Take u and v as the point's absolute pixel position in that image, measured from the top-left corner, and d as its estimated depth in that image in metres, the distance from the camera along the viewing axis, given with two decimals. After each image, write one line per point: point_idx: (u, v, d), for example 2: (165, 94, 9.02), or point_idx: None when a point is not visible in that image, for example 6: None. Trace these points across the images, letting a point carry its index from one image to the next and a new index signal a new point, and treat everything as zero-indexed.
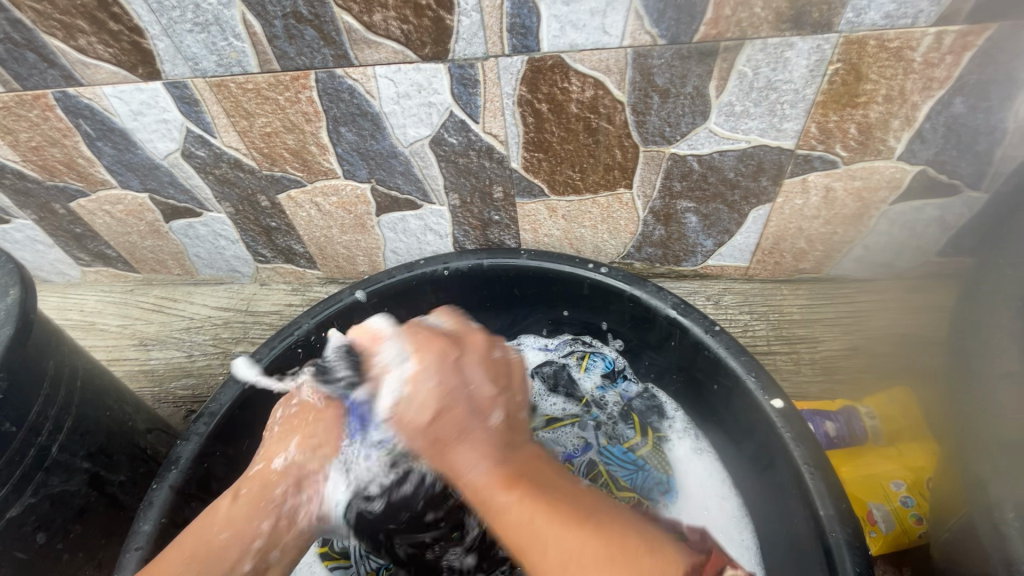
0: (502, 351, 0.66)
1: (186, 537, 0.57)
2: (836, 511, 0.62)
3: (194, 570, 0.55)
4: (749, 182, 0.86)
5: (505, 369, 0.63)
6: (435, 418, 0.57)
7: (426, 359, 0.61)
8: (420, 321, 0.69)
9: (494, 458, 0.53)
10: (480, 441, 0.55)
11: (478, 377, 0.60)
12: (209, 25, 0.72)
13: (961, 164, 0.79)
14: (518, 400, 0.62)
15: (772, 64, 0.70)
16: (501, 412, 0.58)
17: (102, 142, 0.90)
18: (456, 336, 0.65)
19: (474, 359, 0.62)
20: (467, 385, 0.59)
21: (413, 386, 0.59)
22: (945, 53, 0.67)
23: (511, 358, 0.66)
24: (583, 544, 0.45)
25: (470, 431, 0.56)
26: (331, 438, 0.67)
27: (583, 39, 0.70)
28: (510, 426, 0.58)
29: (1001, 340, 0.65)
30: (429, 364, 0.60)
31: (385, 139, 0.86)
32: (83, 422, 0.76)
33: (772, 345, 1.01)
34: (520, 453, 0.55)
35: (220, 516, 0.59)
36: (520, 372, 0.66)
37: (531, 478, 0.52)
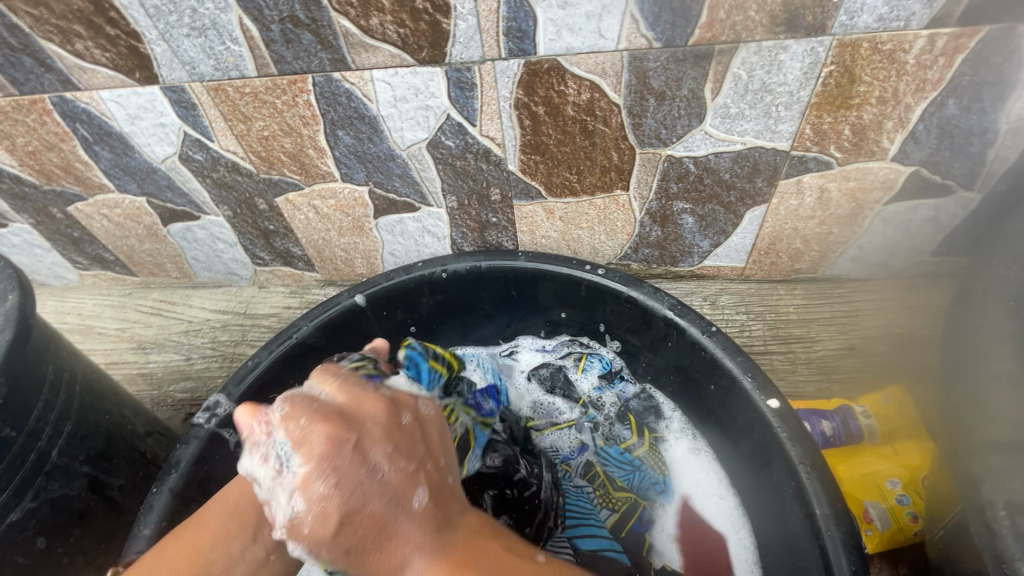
0: (410, 416, 0.52)
1: (217, 501, 0.60)
2: (832, 510, 0.62)
3: (235, 527, 0.58)
4: (744, 183, 0.87)
5: (419, 434, 0.52)
6: (342, 528, 0.45)
7: (314, 452, 0.46)
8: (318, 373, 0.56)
9: (429, 542, 0.46)
10: (408, 540, 0.45)
11: (383, 458, 0.47)
12: (206, 30, 0.72)
13: (954, 165, 0.80)
14: (439, 463, 0.51)
15: (767, 67, 0.71)
16: (426, 491, 0.48)
17: (100, 146, 0.90)
18: (349, 413, 0.50)
19: (375, 434, 0.49)
20: (370, 471, 0.47)
21: (303, 494, 0.45)
22: (937, 55, 0.68)
23: (424, 414, 0.54)
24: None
25: (397, 539, 0.45)
26: None
27: (579, 42, 0.70)
28: (439, 505, 0.48)
29: (996, 340, 0.65)
30: (319, 462, 0.46)
31: (382, 142, 0.86)
32: (82, 426, 0.76)
33: (768, 344, 1.01)
34: (454, 536, 0.47)
35: (259, 472, 0.61)
36: (439, 429, 0.54)
37: (475, 565, 0.45)
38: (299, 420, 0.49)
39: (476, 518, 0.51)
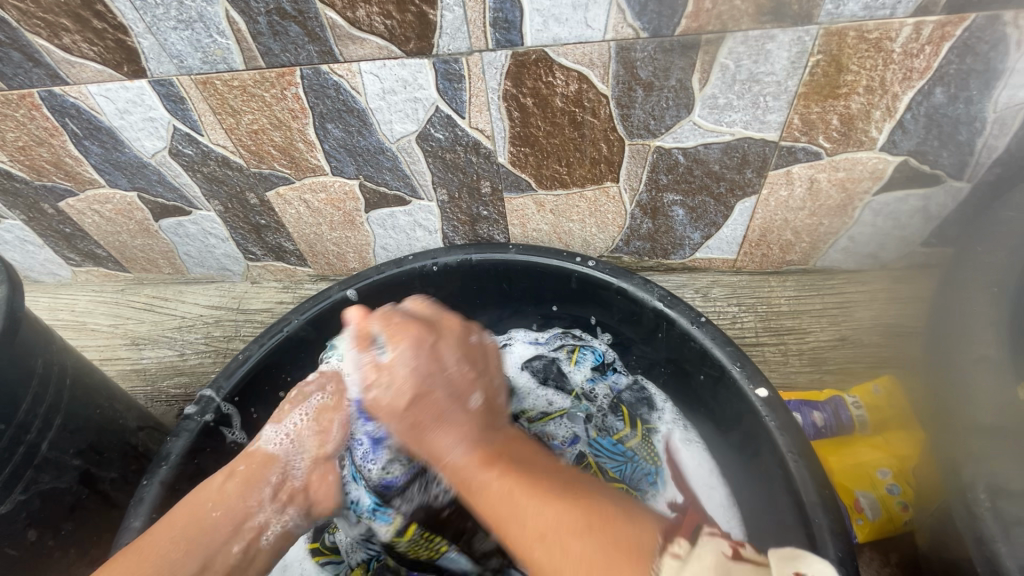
0: (478, 337, 0.68)
1: (175, 512, 0.61)
2: (819, 498, 0.62)
3: (187, 554, 0.58)
4: (734, 175, 0.87)
5: (482, 354, 0.67)
6: (412, 403, 0.59)
7: (404, 342, 0.62)
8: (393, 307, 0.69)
9: (473, 433, 0.58)
10: (457, 422, 0.58)
11: (453, 356, 0.63)
12: (193, 23, 0.72)
13: (942, 155, 0.80)
14: (493, 367, 0.67)
15: (753, 57, 0.71)
16: (481, 396, 0.62)
17: (89, 141, 0.90)
18: (434, 321, 0.67)
19: (448, 341, 0.65)
20: (443, 362, 0.62)
21: (391, 370, 0.61)
22: (923, 44, 0.68)
23: (487, 342, 0.69)
24: (554, 518, 0.48)
25: (450, 416, 0.58)
26: (230, 494, 0.65)
27: (566, 33, 0.70)
28: (487, 407, 0.61)
29: (980, 328, 0.67)
30: (409, 350, 0.62)
31: (371, 135, 0.86)
32: (72, 419, 0.76)
33: (760, 336, 1.02)
34: (494, 433, 0.59)
35: (211, 489, 0.64)
36: (495, 355, 0.70)
37: (505, 458, 0.56)
38: (391, 325, 0.65)
39: (512, 433, 0.61)
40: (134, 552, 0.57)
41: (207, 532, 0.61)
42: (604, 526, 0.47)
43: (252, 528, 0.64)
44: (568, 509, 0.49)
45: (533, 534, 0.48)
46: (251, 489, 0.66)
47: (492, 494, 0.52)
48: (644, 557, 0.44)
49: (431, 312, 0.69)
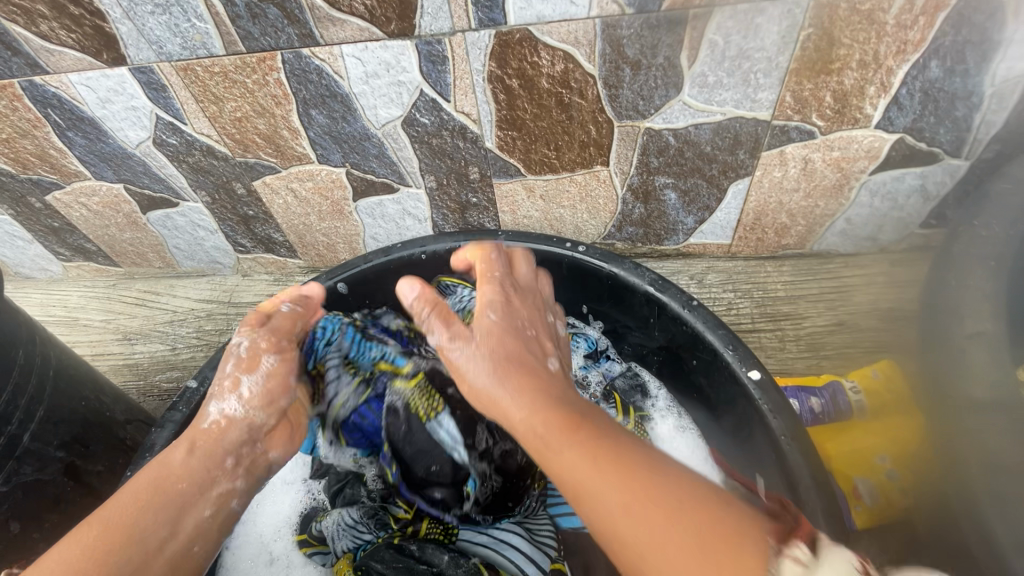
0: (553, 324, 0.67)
1: (134, 482, 0.54)
2: (814, 482, 0.61)
3: (157, 519, 0.52)
4: (727, 156, 0.85)
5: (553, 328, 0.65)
6: (497, 341, 0.56)
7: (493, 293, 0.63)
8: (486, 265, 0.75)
9: (549, 397, 0.51)
10: (532, 389, 0.52)
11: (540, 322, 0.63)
12: (170, 7, 0.71)
13: (940, 131, 0.78)
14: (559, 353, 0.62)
15: (743, 32, 0.69)
16: (559, 363, 0.59)
17: (73, 132, 0.89)
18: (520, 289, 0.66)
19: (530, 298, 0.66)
20: (524, 323, 0.61)
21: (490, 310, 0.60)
22: (917, 15, 0.66)
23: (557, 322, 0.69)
24: (649, 507, 0.41)
25: (531, 376, 0.53)
26: (196, 469, 0.56)
27: (550, 10, 0.69)
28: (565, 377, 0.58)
29: (972, 301, 0.66)
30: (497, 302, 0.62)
31: (356, 121, 0.85)
32: (56, 411, 0.75)
33: (756, 322, 1.00)
34: (564, 408, 0.49)
35: (172, 469, 0.55)
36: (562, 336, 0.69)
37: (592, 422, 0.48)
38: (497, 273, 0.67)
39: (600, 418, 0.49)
40: (97, 528, 0.49)
41: (181, 498, 0.54)
42: (708, 525, 0.39)
43: (218, 496, 0.57)
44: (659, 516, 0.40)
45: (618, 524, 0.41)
46: (213, 457, 0.58)
47: (569, 464, 0.45)
48: (751, 543, 0.38)
49: (523, 280, 0.68)
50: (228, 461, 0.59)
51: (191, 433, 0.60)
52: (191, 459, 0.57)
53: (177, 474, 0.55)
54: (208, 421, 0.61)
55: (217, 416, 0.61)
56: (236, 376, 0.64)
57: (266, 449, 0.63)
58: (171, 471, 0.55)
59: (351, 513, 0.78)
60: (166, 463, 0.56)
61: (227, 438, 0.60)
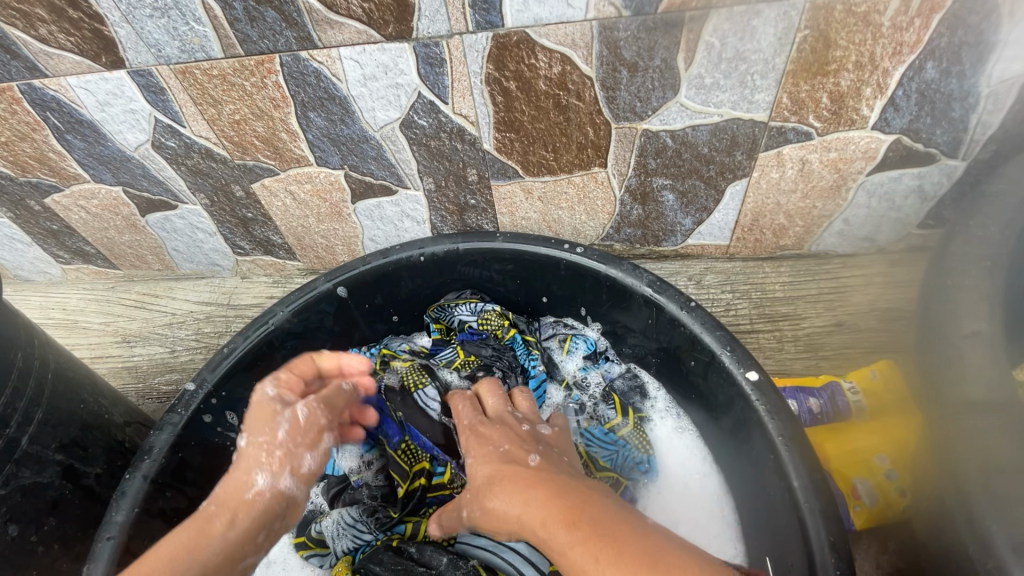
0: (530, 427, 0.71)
1: (168, 542, 0.56)
2: (811, 482, 0.61)
3: None
4: (724, 157, 0.85)
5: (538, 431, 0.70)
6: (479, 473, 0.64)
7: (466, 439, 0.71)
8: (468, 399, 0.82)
9: (539, 497, 0.56)
10: (519, 493, 0.58)
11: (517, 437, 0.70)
12: (168, 10, 0.71)
13: (937, 131, 0.78)
14: (544, 448, 0.67)
15: (739, 34, 0.69)
16: (540, 456, 0.64)
17: (72, 135, 0.90)
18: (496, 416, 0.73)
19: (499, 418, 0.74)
20: (498, 447, 0.66)
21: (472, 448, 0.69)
22: (913, 17, 0.66)
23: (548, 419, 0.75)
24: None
25: (519, 482, 0.59)
26: (232, 544, 0.58)
27: (547, 12, 0.69)
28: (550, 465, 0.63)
29: (968, 300, 0.66)
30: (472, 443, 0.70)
31: (354, 123, 0.85)
32: (55, 413, 0.76)
33: (755, 323, 1.00)
34: (555, 508, 0.55)
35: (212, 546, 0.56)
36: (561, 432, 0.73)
37: (586, 513, 0.53)
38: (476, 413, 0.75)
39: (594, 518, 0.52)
40: None
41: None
42: None
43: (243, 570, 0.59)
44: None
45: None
46: (250, 535, 0.59)
47: (574, 559, 0.50)
48: None
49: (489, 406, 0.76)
50: (260, 536, 0.61)
51: (234, 501, 0.60)
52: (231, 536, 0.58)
53: (216, 551, 0.56)
54: (253, 493, 0.61)
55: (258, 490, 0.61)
56: (290, 452, 0.64)
57: (287, 525, 0.65)
58: (211, 548, 0.56)
59: (351, 512, 0.79)
60: (206, 536, 0.57)
61: (268, 517, 0.61)
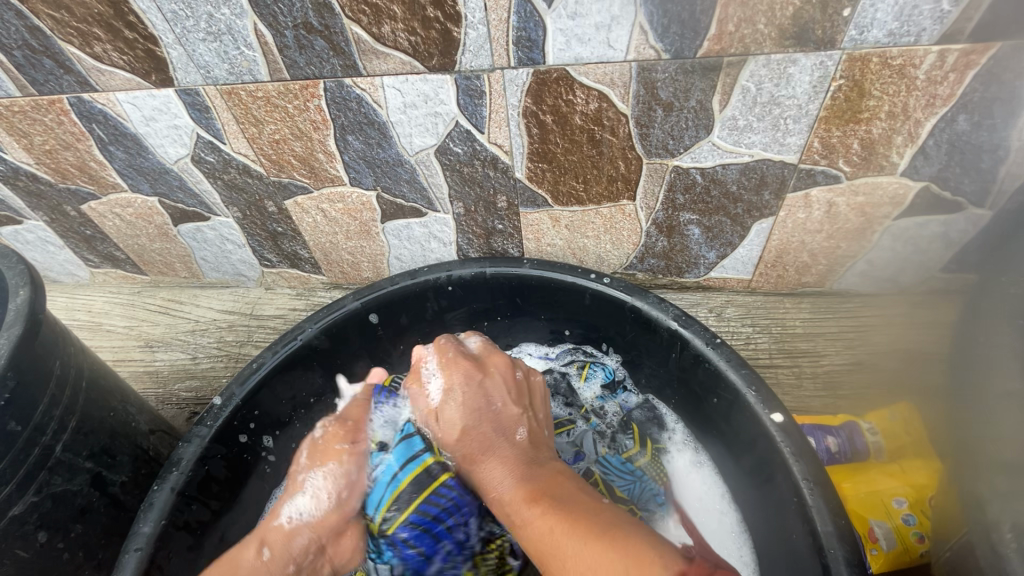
0: (524, 372, 0.73)
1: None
2: (835, 528, 0.62)
3: None
4: (751, 196, 0.87)
5: (527, 389, 0.71)
6: (457, 418, 0.67)
7: (453, 379, 0.69)
8: (450, 344, 0.75)
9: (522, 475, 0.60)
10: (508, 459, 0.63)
11: (500, 441, 0.64)
12: (221, 35, 0.74)
13: (965, 181, 0.80)
14: (534, 412, 0.69)
15: (775, 80, 0.71)
16: (527, 430, 0.66)
17: (114, 146, 0.92)
18: (481, 360, 0.72)
19: (470, 392, 0.68)
20: (491, 407, 0.67)
21: (443, 396, 0.69)
22: (948, 71, 0.68)
23: (519, 379, 0.71)
24: (598, 547, 0.49)
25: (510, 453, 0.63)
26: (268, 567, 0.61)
27: (588, 53, 0.71)
28: (534, 436, 0.66)
29: (1003, 359, 0.65)
30: (456, 389, 0.69)
31: (391, 148, 0.87)
32: (87, 421, 0.77)
33: (774, 358, 1.00)
34: (547, 483, 0.59)
35: (244, 569, 0.60)
36: (543, 392, 0.74)
37: (554, 493, 0.58)
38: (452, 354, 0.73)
39: (562, 465, 0.64)
40: None
41: None
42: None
43: None
44: (608, 551, 0.49)
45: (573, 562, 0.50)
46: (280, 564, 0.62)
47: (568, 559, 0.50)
48: None
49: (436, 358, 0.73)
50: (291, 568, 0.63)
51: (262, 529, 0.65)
52: (263, 560, 0.62)
53: (248, 572, 0.60)
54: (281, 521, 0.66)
55: (293, 518, 0.66)
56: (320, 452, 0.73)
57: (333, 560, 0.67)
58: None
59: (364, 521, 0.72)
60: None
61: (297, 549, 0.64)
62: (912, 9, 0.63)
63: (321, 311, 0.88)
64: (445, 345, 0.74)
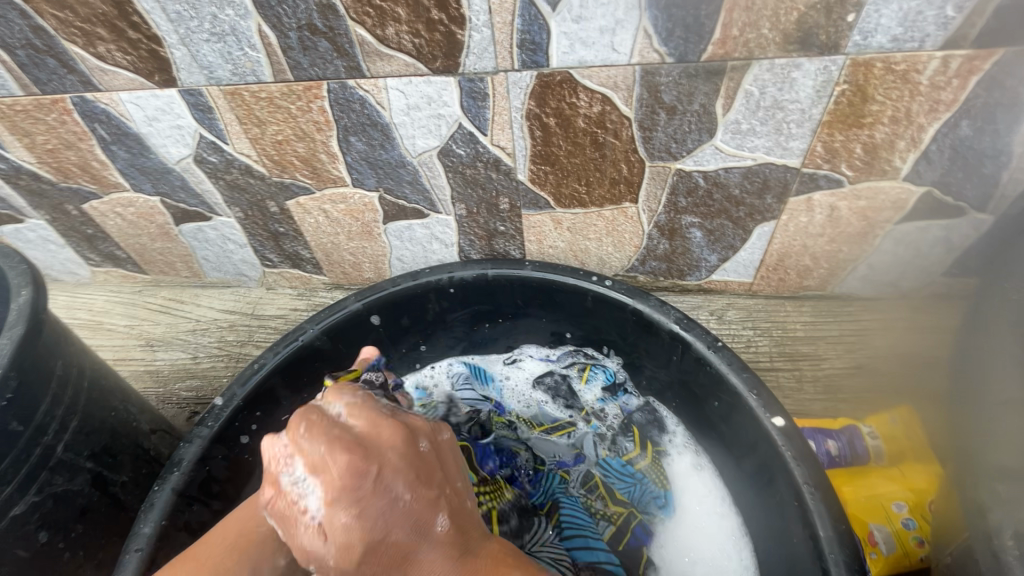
0: (429, 437, 0.50)
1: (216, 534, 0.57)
2: (836, 533, 0.62)
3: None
4: (754, 200, 0.87)
5: (435, 459, 0.49)
6: (354, 535, 0.44)
7: (331, 485, 0.44)
8: (316, 408, 0.49)
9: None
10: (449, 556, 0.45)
11: (426, 548, 0.45)
12: (225, 36, 0.74)
13: (967, 187, 0.80)
14: (456, 478, 0.50)
15: (779, 84, 0.71)
16: (450, 514, 0.48)
17: (117, 146, 0.92)
18: (367, 440, 0.47)
19: (368, 495, 0.45)
20: (401, 499, 0.46)
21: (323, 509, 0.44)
22: (952, 77, 0.68)
23: (429, 446, 0.50)
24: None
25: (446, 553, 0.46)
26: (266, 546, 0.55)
27: (592, 56, 0.71)
28: (455, 517, 0.48)
29: (1005, 365, 0.65)
30: (340, 492, 0.44)
31: (394, 149, 0.87)
32: (88, 421, 0.77)
33: (775, 361, 1.00)
34: None
35: (254, 527, 0.56)
36: (455, 453, 0.52)
37: None
38: (331, 428, 0.48)
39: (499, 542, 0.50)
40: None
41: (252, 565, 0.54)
42: None
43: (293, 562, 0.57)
44: None
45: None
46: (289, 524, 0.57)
47: None
48: None
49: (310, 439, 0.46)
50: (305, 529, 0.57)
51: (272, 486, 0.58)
52: (271, 521, 0.57)
53: (258, 536, 0.55)
54: None
55: None
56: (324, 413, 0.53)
57: None
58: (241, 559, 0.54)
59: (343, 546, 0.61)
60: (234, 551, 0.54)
61: None
62: (916, 15, 0.63)
63: (323, 312, 0.88)
64: (323, 413, 0.49)
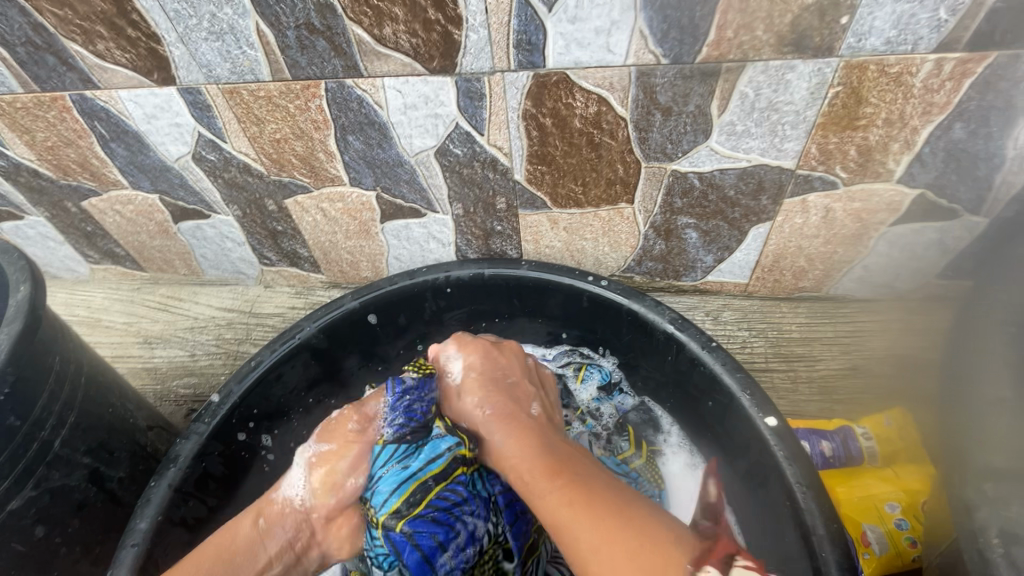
0: (535, 362, 0.81)
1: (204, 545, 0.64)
2: (827, 532, 0.62)
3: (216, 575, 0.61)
4: (749, 201, 0.87)
5: (537, 375, 0.79)
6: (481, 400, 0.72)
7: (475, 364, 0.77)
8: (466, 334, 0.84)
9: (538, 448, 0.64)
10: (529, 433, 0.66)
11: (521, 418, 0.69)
12: (223, 34, 0.74)
13: (961, 189, 0.80)
14: (544, 397, 0.76)
15: (773, 86, 0.71)
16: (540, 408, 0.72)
17: (116, 143, 0.92)
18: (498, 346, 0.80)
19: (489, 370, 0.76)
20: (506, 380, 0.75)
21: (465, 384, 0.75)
22: (944, 80, 0.68)
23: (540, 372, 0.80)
24: (610, 535, 0.51)
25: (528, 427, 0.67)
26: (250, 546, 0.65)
27: (588, 56, 0.71)
28: (548, 419, 0.72)
29: (994, 367, 0.66)
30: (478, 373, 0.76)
31: (391, 148, 0.87)
32: (85, 417, 0.78)
33: (770, 362, 1.00)
34: (560, 461, 0.61)
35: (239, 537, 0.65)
36: (552, 384, 0.81)
37: (571, 469, 0.60)
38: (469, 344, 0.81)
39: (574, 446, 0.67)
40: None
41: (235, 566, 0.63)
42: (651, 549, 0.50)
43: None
44: (622, 532, 0.51)
45: (590, 549, 0.51)
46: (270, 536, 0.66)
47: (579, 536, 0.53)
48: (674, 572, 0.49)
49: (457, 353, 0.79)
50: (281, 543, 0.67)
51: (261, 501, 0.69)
52: (257, 530, 0.66)
53: (242, 543, 0.65)
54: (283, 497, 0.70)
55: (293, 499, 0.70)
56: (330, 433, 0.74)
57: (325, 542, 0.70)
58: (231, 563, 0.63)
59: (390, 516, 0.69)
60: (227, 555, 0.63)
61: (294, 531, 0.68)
62: (910, 18, 0.63)
63: (319, 310, 0.89)
64: (471, 345, 0.80)
